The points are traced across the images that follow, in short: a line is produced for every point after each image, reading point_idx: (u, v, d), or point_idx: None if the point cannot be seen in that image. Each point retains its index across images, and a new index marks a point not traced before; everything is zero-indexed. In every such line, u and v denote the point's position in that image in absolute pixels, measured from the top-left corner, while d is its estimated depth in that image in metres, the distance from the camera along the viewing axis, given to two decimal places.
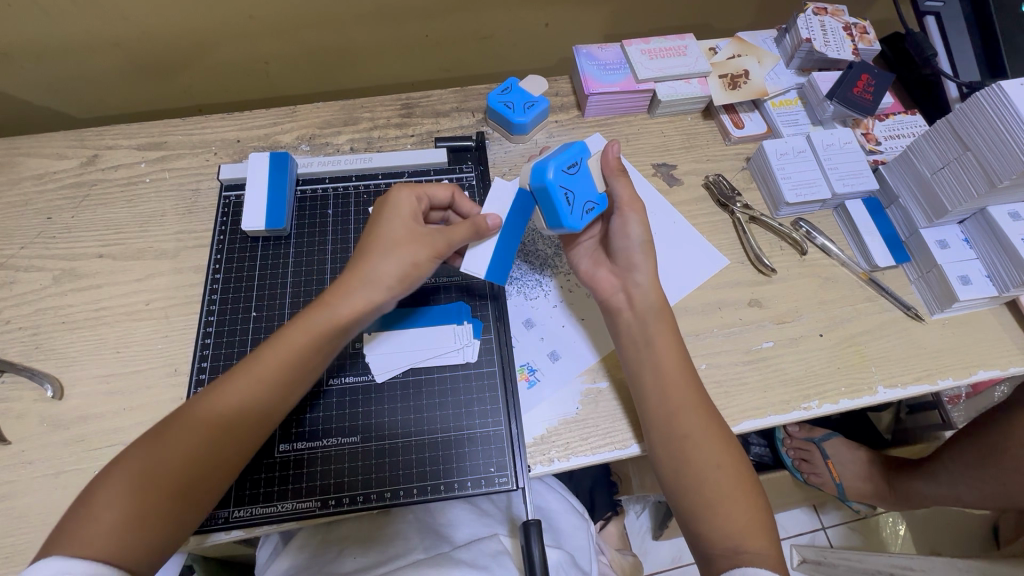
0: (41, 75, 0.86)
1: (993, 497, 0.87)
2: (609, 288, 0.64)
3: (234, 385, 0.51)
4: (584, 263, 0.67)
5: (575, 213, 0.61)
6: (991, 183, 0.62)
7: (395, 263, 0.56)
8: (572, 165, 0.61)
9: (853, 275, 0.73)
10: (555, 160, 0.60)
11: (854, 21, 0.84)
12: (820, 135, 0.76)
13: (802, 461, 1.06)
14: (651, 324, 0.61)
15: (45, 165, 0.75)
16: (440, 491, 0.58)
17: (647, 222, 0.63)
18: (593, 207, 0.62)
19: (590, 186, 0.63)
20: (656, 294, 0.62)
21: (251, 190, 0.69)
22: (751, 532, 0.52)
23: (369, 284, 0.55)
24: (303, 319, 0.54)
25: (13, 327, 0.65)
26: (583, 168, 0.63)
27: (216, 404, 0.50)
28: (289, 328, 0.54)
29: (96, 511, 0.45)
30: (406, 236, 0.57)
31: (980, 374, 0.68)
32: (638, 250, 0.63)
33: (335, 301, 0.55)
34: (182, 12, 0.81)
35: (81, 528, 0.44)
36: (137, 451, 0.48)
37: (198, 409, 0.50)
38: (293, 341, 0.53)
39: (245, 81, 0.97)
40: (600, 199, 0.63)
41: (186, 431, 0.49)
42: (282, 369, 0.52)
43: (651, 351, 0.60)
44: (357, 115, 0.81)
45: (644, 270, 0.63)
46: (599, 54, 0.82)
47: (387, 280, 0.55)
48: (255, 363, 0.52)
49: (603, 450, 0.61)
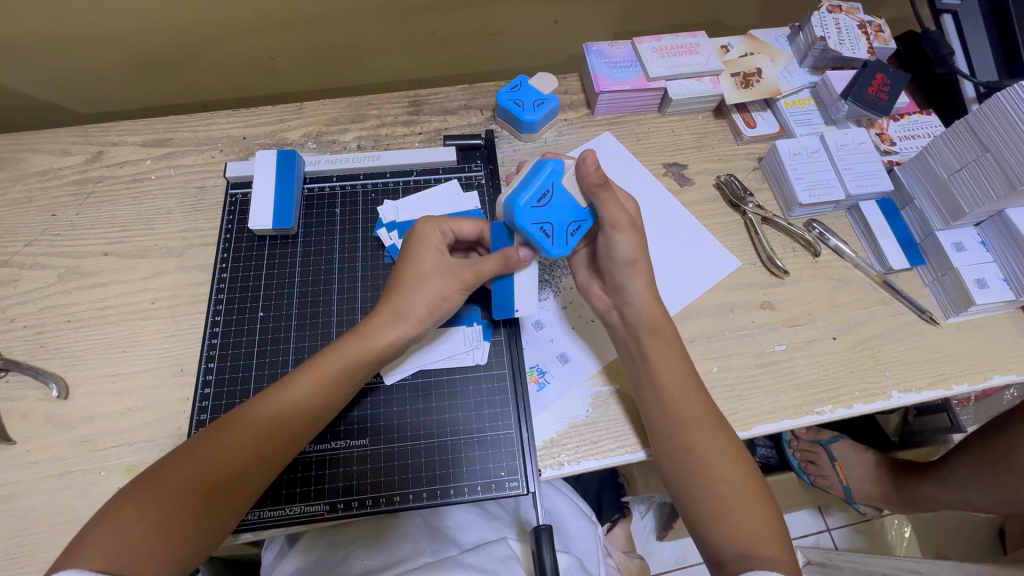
0: (44, 69, 0.85)
1: (1003, 502, 0.86)
2: (604, 304, 0.63)
3: (270, 405, 0.52)
4: (580, 274, 0.65)
5: (557, 242, 0.57)
6: (1011, 185, 0.61)
7: (427, 296, 0.57)
8: (543, 193, 0.57)
9: (866, 278, 0.72)
10: (520, 193, 0.56)
11: (869, 19, 0.82)
12: (835, 135, 0.74)
13: (808, 463, 1.04)
14: (647, 342, 0.59)
15: (49, 161, 0.74)
16: (450, 495, 0.57)
17: (635, 239, 0.58)
18: (578, 227, 0.58)
19: (568, 207, 0.58)
20: (648, 313, 0.59)
21: (257, 187, 0.68)
22: (765, 541, 0.52)
23: (402, 317, 0.56)
24: (337, 347, 0.55)
25: (17, 326, 0.64)
26: (558, 189, 0.57)
27: (252, 419, 0.51)
28: (325, 353, 0.55)
29: (120, 522, 0.44)
30: (438, 269, 0.58)
31: (995, 379, 0.67)
32: (625, 267, 0.59)
33: (369, 330, 0.56)
34: (187, 7, 0.80)
35: (97, 539, 0.43)
36: (165, 464, 0.48)
37: (238, 423, 0.51)
38: (328, 365, 0.54)
39: (250, 77, 0.96)
40: (582, 214, 0.58)
41: (223, 440, 0.49)
42: (315, 392, 0.53)
43: (649, 367, 0.58)
44: (365, 112, 0.80)
45: (636, 287, 0.59)
46: (609, 52, 0.81)
47: (419, 312, 0.57)
48: (291, 385, 0.53)
49: (614, 454, 0.60)
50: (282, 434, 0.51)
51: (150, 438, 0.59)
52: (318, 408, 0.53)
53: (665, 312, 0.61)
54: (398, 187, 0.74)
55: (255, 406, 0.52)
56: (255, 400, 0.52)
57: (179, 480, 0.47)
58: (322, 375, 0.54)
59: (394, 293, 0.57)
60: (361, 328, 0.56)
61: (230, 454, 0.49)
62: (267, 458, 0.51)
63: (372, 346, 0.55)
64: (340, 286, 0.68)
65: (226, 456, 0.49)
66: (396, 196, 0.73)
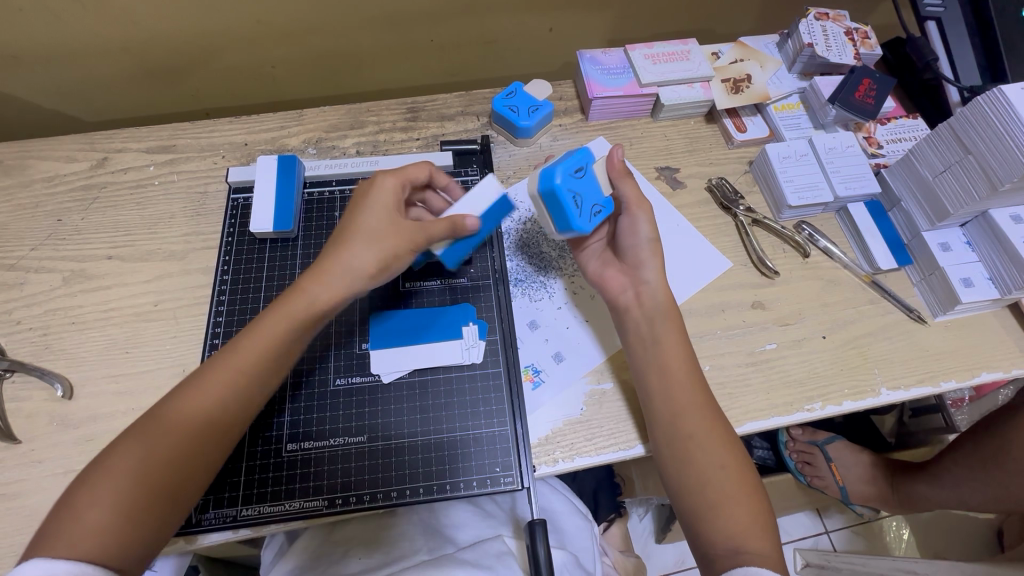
0: (50, 78, 0.87)
1: (996, 500, 0.87)
2: (618, 287, 0.65)
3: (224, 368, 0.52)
4: (593, 265, 0.68)
5: (584, 216, 0.60)
6: (992, 186, 0.62)
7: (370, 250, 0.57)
8: (578, 169, 0.60)
9: (855, 278, 0.73)
10: (563, 164, 0.59)
11: (856, 25, 0.84)
12: (823, 138, 0.76)
13: (805, 464, 1.06)
14: (659, 323, 0.61)
15: (55, 168, 0.76)
16: (446, 491, 0.59)
17: (654, 220, 0.64)
18: (601, 211, 0.62)
19: (596, 189, 0.62)
20: (663, 293, 0.62)
21: (258, 192, 0.70)
22: (754, 533, 0.53)
23: (346, 274, 0.56)
24: (282, 306, 0.56)
25: (23, 327, 0.66)
26: (590, 171, 0.61)
27: (194, 401, 0.51)
28: (268, 316, 0.55)
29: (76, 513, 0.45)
30: (379, 222, 0.58)
31: (982, 377, 0.68)
32: (647, 249, 0.63)
33: (314, 290, 0.56)
34: (190, 17, 0.82)
35: (67, 527, 0.44)
36: (116, 446, 0.49)
37: (174, 407, 0.50)
38: (274, 329, 0.54)
39: (251, 85, 0.98)
40: (607, 202, 0.63)
41: (161, 420, 0.49)
42: (244, 370, 0.53)
43: (657, 349, 0.60)
44: (364, 119, 0.82)
45: (652, 271, 0.63)
46: (603, 58, 0.83)
47: (367, 269, 0.57)
48: (224, 359, 0.53)
49: (608, 451, 0.61)
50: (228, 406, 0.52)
51: None
52: (263, 378, 0.54)
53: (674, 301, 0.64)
54: None
55: (192, 385, 0.51)
56: (186, 382, 0.52)
57: (128, 468, 0.47)
58: (266, 342, 0.54)
59: (339, 249, 0.57)
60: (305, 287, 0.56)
61: (175, 434, 0.49)
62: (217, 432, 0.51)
63: (301, 311, 0.55)
64: None
65: (173, 440, 0.49)
66: None
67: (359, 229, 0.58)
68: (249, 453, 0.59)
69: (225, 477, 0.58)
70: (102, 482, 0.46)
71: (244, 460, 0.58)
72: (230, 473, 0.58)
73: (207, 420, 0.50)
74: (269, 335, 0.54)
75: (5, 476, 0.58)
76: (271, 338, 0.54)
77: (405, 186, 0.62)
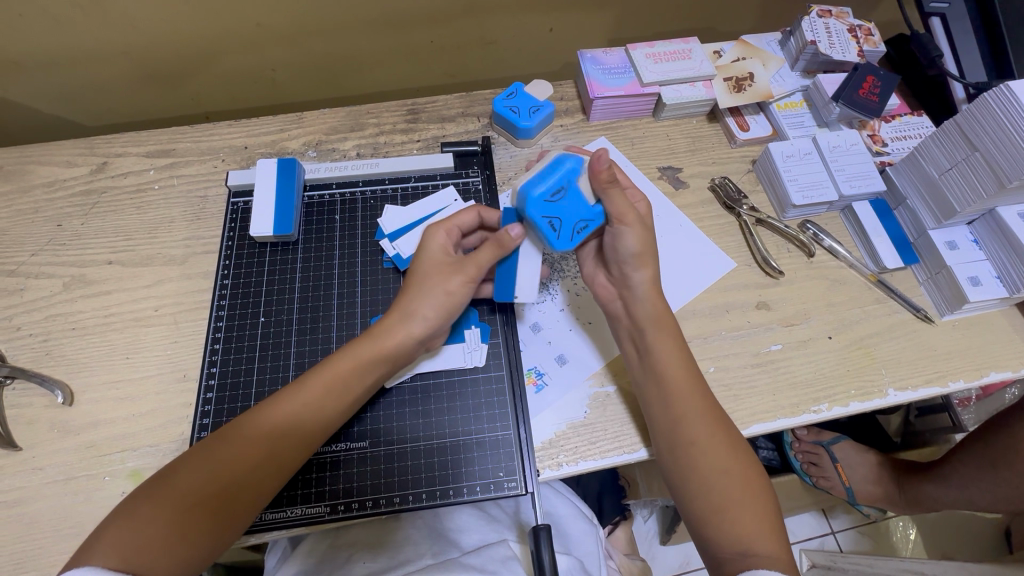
0: (51, 83, 0.87)
1: (1004, 500, 0.86)
2: (608, 295, 0.64)
3: (282, 408, 0.52)
4: (589, 265, 0.67)
5: (563, 236, 0.57)
6: (1000, 184, 0.61)
7: (434, 295, 0.57)
8: (558, 188, 0.57)
9: (861, 277, 0.73)
10: (537, 184, 0.57)
11: (859, 22, 0.84)
12: (828, 137, 0.75)
13: (810, 465, 1.06)
14: (650, 334, 0.59)
15: (54, 173, 0.76)
16: (448, 496, 0.58)
17: (644, 235, 0.59)
18: (587, 226, 0.58)
19: (581, 203, 0.58)
20: (655, 304, 0.60)
21: (258, 197, 0.69)
22: (762, 537, 0.52)
23: (410, 318, 0.56)
24: (349, 348, 0.56)
25: (24, 333, 0.65)
26: (574, 188, 0.58)
27: (256, 427, 0.51)
28: (337, 356, 0.55)
29: (118, 529, 0.44)
30: (438, 268, 0.58)
31: (991, 376, 0.67)
32: (630, 262, 0.60)
33: (380, 333, 0.56)
34: (190, 21, 0.82)
35: (113, 537, 0.44)
36: (177, 464, 0.49)
37: (233, 437, 0.50)
38: (339, 367, 0.55)
39: (250, 89, 0.98)
40: (594, 214, 0.58)
41: (222, 446, 0.50)
42: (309, 408, 0.53)
43: (651, 359, 0.59)
44: (364, 121, 0.81)
45: (640, 280, 0.60)
46: (604, 58, 0.82)
47: (428, 312, 0.57)
48: (288, 397, 0.53)
49: (612, 454, 0.61)
50: (284, 441, 0.51)
51: (153, 444, 0.60)
52: (324, 415, 0.54)
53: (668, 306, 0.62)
54: (397, 194, 0.75)
55: (256, 414, 0.52)
56: (245, 416, 0.52)
57: (182, 489, 0.47)
58: (332, 376, 0.54)
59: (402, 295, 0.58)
60: (372, 330, 0.57)
61: (236, 458, 0.49)
62: (271, 465, 0.51)
63: (370, 352, 0.55)
64: (340, 291, 0.69)
65: (229, 462, 0.49)
66: (396, 202, 0.74)
67: (415, 275, 0.58)
68: None
69: None
70: (156, 500, 0.46)
71: None
72: None
73: (261, 449, 0.50)
74: (336, 372, 0.54)
75: (6, 483, 0.57)
76: (337, 374, 0.54)
77: (451, 233, 0.60)
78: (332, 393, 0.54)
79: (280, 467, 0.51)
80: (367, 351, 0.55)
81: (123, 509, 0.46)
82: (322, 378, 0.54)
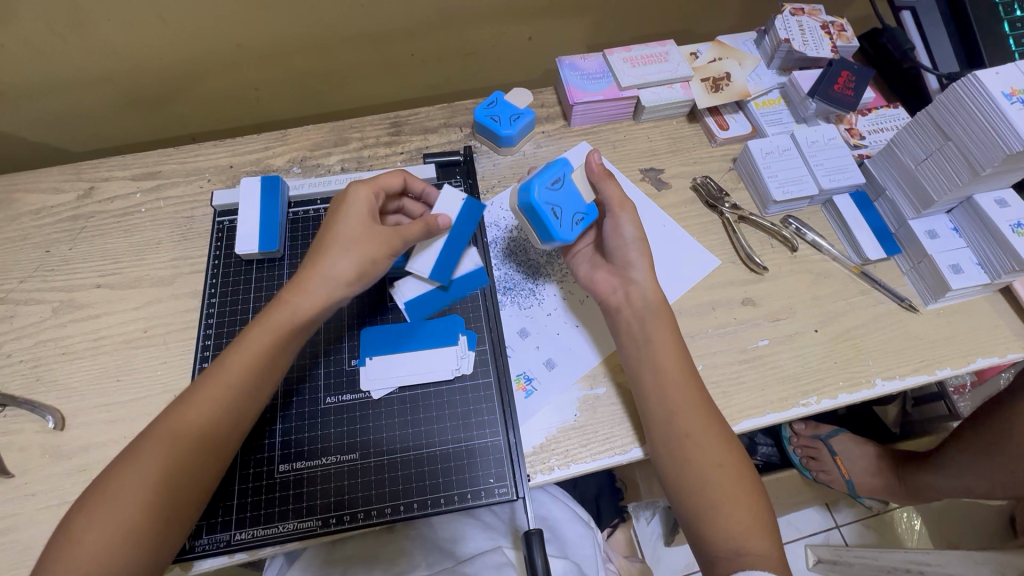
0: (36, 111, 0.88)
1: (1003, 487, 0.85)
2: (608, 288, 0.65)
3: (244, 351, 0.54)
4: (583, 268, 0.68)
5: (565, 225, 0.62)
6: (974, 172, 0.62)
7: (351, 261, 0.58)
8: (554, 180, 0.63)
9: (844, 270, 0.73)
10: (540, 177, 0.61)
11: (831, 19, 0.85)
12: (805, 132, 0.76)
13: (809, 459, 1.06)
14: (649, 322, 0.61)
15: (42, 200, 0.76)
16: (441, 504, 0.58)
17: (638, 220, 0.64)
18: (583, 218, 0.64)
19: (578, 199, 0.64)
20: (654, 292, 0.63)
21: (243, 214, 0.70)
22: (753, 531, 0.52)
23: (329, 281, 0.57)
24: (263, 321, 0.56)
25: (13, 361, 0.66)
26: (568, 182, 0.64)
27: (228, 374, 0.53)
28: (304, 278, 0.57)
29: (76, 532, 0.46)
30: (363, 234, 0.59)
31: (978, 362, 0.67)
32: (634, 248, 0.64)
33: (253, 334, 0.55)
34: (170, 44, 0.82)
35: (98, 514, 0.47)
36: (145, 433, 0.51)
37: (202, 389, 0.52)
38: (256, 342, 0.55)
39: (235, 108, 0.99)
40: (589, 209, 0.65)
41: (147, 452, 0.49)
42: (266, 360, 0.55)
43: (651, 349, 0.60)
44: (348, 135, 0.82)
45: (641, 267, 0.64)
46: (581, 64, 0.83)
47: (347, 275, 0.58)
48: (252, 338, 0.55)
49: (604, 456, 0.61)
50: (245, 392, 0.53)
51: None
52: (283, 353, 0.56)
53: (665, 298, 0.64)
54: None
55: (230, 354, 0.54)
56: (220, 361, 0.54)
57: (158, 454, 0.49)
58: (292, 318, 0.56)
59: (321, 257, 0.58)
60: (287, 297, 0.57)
61: (204, 423, 0.51)
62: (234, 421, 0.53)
63: (293, 322, 0.56)
64: None
65: (201, 424, 0.51)
66: None
67: (338, 237, 0.59)
68: (240, 475, 0.58)
69: (217, 501, 0.57)
70: (130, 470, 0.48)
71: (238, 483, 0.58)
72: (222, 495, 0.58)
73: (221, 411, 0.52)
74: (257, 347, 0.54)
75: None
76: (260, 353, 0.54)
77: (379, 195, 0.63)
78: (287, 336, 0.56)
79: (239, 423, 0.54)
80: (284, 320, 0.56)
81: (88, 505, 0.47)
82: (292, 305, 0.56)
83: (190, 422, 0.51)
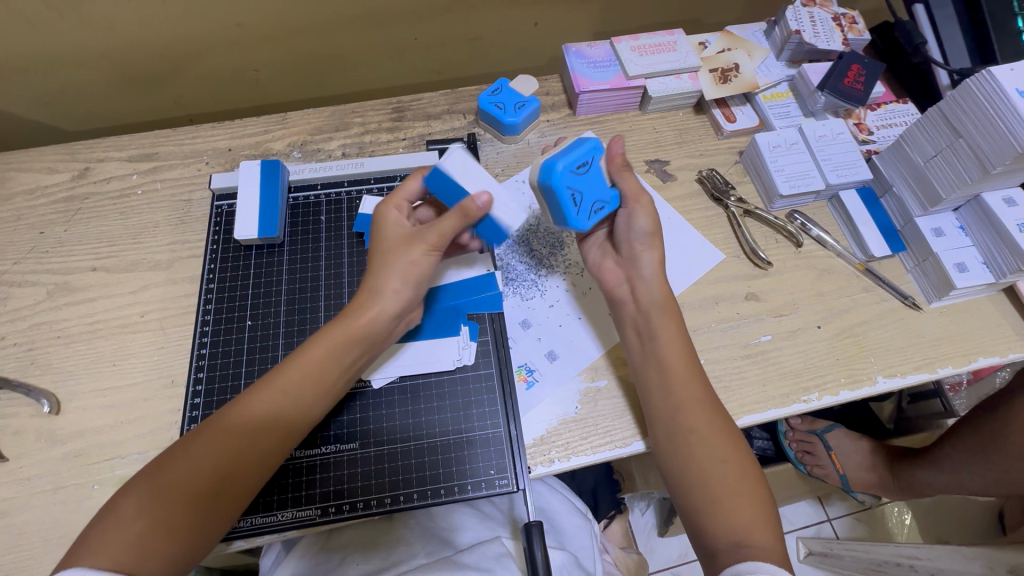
0: (29, 88, 0.86)
1: (996, 484, 0.85)
2: (614, 280, 0.65)
3: (301, 362, 0.53)
4: (593, 253, 0.68)
5: (583, 213, 0.60)
6: (984, 169, 0.62)
7: (398, 267, 0.56)
8: (582, 164, 0.60)
9: (849, 267, 0.73)
10: (566, 157, 0.58)
11: (843, 11, 0.83)
12: (813, 126, 0.75)
13: (804, 453, 1.07)
14: (656, 318, 0.60)
15: (36, 179, 0.75)
16: (441, 495, 0.58)
17: (654, 215, 0.62)
18: (603, 206, 0.62)
19: (600, 184, 0.62)
20: (662, 289, 0.62)
21: (242, 198, 0.69)
22: (755, 525, 0.52)
23: (378, 294, 0.55)
24: (323, 333, 0.55)
25: (8, 343, 0.65)
26: (595, 166, 0.61)
27: (284, 380, 0.52)
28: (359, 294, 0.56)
29: (122, 517, 0.44)
30: (399, 240, 0.57)
31: (980, 361, 0.67)
32: (643, 241, 0.63)
33: (314, 343, 0.54)
34: (168, 22, 0.80)
35: (139, 502, 0.45)
36: (200, 429, 0.50)
37: (260, 392, 0.52)
38: (313, 354, 0.53)
39: (234, 89, 0.97)
40: (610, 198, 0.63)
41: (198, 446, 0.48)
42: (322, 370, 0.53)
43: (654, 344, 0.59)
44: (349, 120, 0.80)
45: (649, 261, 0.62)
46: (588, 52, 0.82)
47: (394, 285, 0.55)
48: (308, 348, 0.54)
49: (604, 449, 0.60)
50: (300, 399, 0.53)
51: (141, 450, 0.60)
52: (342, 365, 0.55)
53: (671, 294, 0.63)
54: (382, 192, 0.75)
55: (289, 360, 0.54)
56: (279, 368, 0.54)
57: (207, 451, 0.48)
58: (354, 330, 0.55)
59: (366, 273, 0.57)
60: (344, 312, 0.56)
61: (257, 426, 0.51)
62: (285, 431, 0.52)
63: (353, 333, 0.54)
64: (326, 295, 0.68)
65: (251, 424, 0.50)
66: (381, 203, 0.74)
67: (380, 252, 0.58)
68: None
69: None
70: (179, 462, 0.48)
71: None
72: None
73: (272, 414, 0.51)
74: (318, 359, 0.53)
75: None
76: (317, 365, 0.53)
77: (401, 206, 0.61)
78: (346, 349, 0.54)
79: (290, 429, 0.52)
80: (350, 333, 0.54)
81: (130, 491, 0.46)
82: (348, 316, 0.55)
83: (247, 423, 0.50)
